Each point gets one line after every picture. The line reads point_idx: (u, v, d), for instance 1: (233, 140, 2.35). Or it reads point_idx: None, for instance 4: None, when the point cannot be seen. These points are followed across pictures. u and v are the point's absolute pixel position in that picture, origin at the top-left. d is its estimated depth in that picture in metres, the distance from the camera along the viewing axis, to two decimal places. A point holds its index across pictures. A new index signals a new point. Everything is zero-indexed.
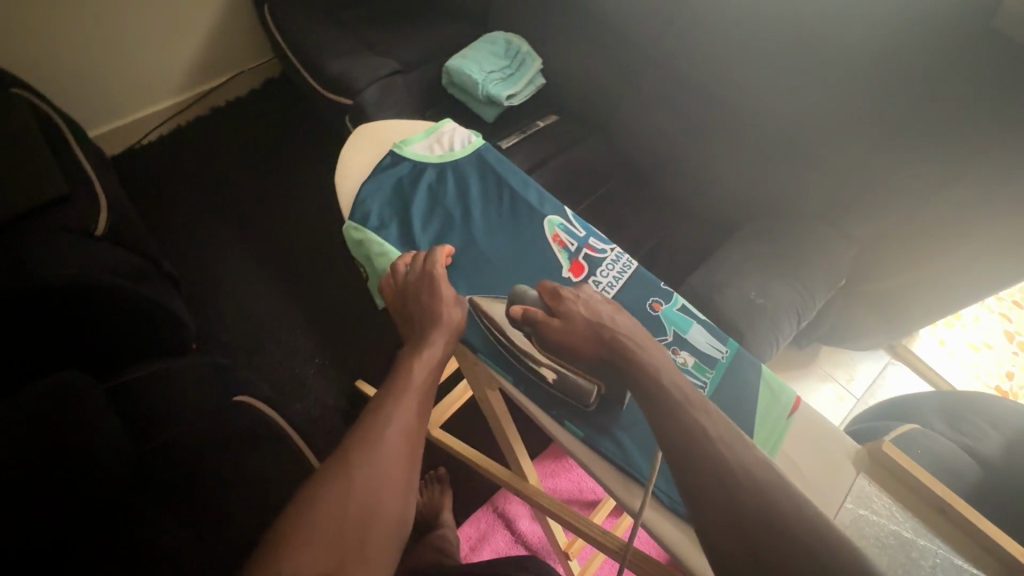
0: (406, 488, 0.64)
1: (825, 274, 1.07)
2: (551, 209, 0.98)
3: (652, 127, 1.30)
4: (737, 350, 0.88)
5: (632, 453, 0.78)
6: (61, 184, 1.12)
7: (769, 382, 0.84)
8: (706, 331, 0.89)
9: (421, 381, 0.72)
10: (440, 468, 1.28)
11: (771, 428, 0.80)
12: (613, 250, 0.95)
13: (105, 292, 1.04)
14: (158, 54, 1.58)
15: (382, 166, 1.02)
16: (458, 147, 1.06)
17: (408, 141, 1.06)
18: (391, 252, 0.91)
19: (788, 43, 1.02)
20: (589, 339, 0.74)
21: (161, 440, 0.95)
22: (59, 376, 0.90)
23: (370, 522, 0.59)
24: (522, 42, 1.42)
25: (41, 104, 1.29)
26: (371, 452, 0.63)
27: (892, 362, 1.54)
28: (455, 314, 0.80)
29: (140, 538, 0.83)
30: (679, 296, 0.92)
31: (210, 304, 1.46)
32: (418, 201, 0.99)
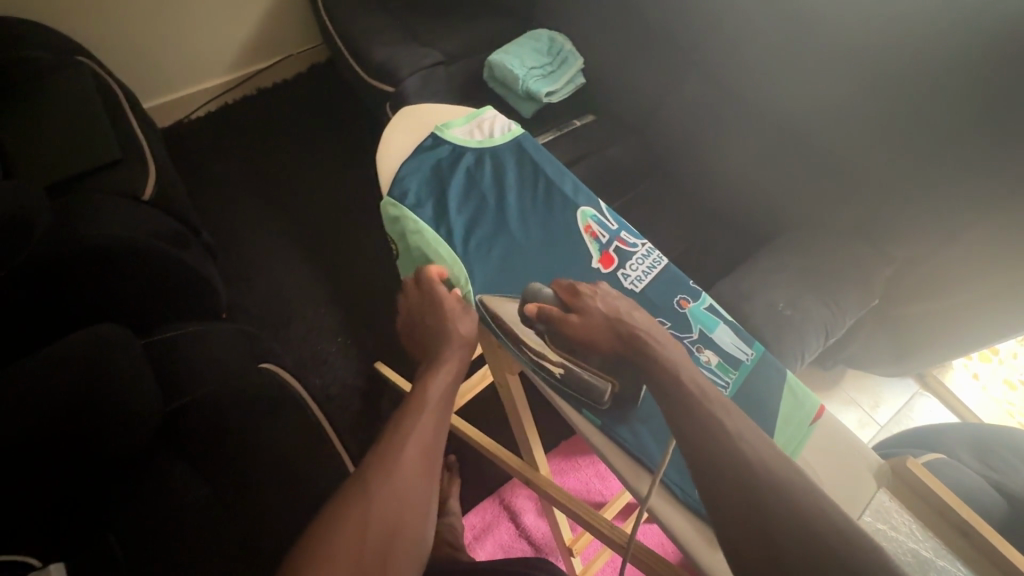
0: (426, 504, 0.66)
1: (857, 294, 1.04)
2: (585, 201, 0.99)
3: (690, 133, 1.29)
4: (762, 354, 0.87)
5: (645, 441, 0.78)
6: (115, 149, 1.19)
7: (793, 391, 0.83)
8: (732, 333, 0.88)
9: (438, 397, 0.74)
10: (450, 454, 1.29)
11: (791, 435, 0.80)
12: (645, 245, 0.95)
13: (147, 253, 1.08)
14: (213, 32, 1.64)
15: (422, 148, 1.04)
16: (497, 134, 1.07)
17: (449, 125, 1.08)
18: (425, 231, 0.93)
19: (837, 54, 1.01)
20: (605, 334, 0.77)
21: (183, 402, 0.97)
22: (94, 334, 0.93)
23: (391, 539, 0.61)
24: (565, 41, 1.43)
25: (102, 72, 1.35)
26: (391, 472, 0.65)
27: (921, 393, 1.50)
28: (467, 326, 0.81)
29: (166, 503, 0.90)
30: (707, 296, 0.91)
31: (242, 276, 1.51)
32: (455, 183, 1.00)
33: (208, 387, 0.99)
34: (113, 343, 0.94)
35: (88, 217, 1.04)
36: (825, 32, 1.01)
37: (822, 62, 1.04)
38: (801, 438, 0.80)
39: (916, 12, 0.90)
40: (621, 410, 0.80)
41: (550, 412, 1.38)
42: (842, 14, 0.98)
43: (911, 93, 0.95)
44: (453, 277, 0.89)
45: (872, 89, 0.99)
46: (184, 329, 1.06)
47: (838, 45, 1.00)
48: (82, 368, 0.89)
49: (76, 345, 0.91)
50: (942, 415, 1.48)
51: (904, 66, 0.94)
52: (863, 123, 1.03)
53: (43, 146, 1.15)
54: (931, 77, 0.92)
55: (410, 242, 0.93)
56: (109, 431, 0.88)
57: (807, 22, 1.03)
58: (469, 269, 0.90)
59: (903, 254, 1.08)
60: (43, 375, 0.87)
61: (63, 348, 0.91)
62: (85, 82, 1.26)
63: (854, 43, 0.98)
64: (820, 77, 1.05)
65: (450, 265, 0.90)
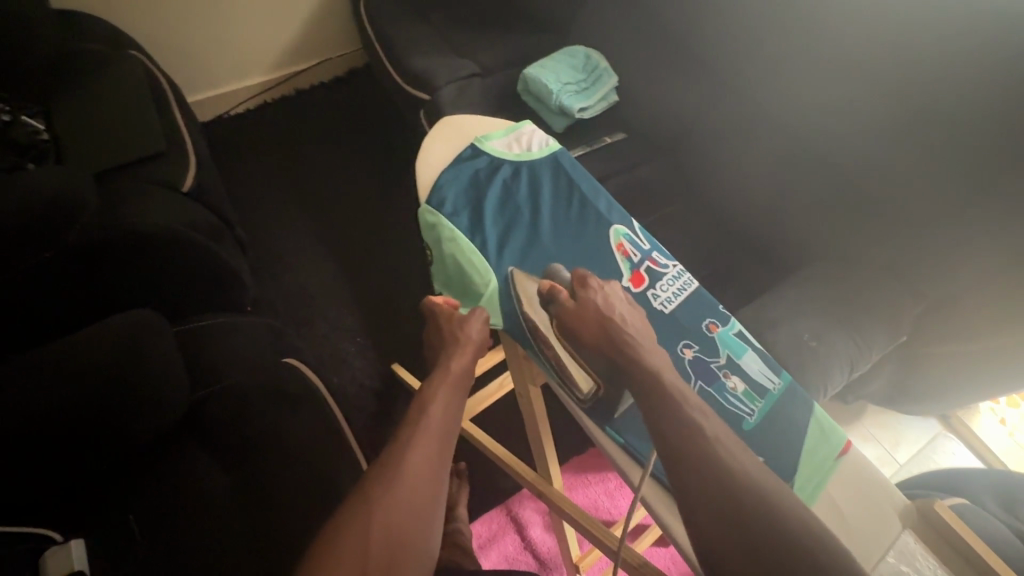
0: (433, 515, 0.67)
1: (885, 328, 1.03)
2: (618, 219, 0.99)
3: (718, 158, 1.29)
4: (790, 385, 0.85)
5: (637, 435, 0.80)
6: (159, 141, 1.23)
7: (820, 424, 0.82)
8: (760, 361, 0.87)
9: (443, 408, 0.76)
10: (461, 462, 1.30)
11: (815, 466, 0.79)
12: (676, 266, 0.94)
13: (186, 242, 1.11)
14: (258, 33, 1.70)
15: (462, 158, 1.06)
16: (535, 149, 1.08)
17: (488, 136, 1.09)
18: (460, 239, 0.96)
19: (875, 85, 1.01)
20: (596, 327, 0.78)
21: (211, 389, 0.99)
22: (129, 317, 0.96)
23: (398, 550, 0.63)
24: (602, 59, 1.44)
25: (150, 65, 1.40)
26: (393, 484, 0.67)
27: (944, 434, 1.46)
28: (473, 330, 0.84)
29: (187, 484, 0.93)
30: (736, 322, 0.91)
31: (268, 270, 1.54)
32: (492, 195, 1.02)
33: (236, 375, 1.01)
34: (132, 331, 0.94)
35: (134, 207, 1.09)
36: (863, 63, 1.01)
37: (859, 94, 1.04)
38: (825, 470, 0.80)
39: (960, 49, 0.90)
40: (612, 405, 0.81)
41: (563, 427, 1.37)
42: (883, 45, 0.98)
43: (951, 128, 0.95)
44: (484, 283, 0.91)
45: (911, 121, 0.99)
46: (214, 319, 1.08)
47: (877, 76, 1.00)
48: (115, 352, 0.92)
49: (114, 329, 0.94)
50: (966, 458, 1.44)
51: (944, 99, 0.94)
52: (898, 155, 1.02)
53: (93, 136, 1.20)
54: (972, 114, 0.92)
55: (444, 247, 0.96)
56: (124, 421, 0.90)
57: (846, 51, 1.03)
58: (498, 278, 0.92)
59: (934, 290, 1.07)
60: (81, 354, 0.90)
61: (81, 340, 0.92)
62: (138, 74, 1.31)
63: (893, 76, 0.98)
64: (856, 107, 1.05)
65: (482, 271, 0.92)
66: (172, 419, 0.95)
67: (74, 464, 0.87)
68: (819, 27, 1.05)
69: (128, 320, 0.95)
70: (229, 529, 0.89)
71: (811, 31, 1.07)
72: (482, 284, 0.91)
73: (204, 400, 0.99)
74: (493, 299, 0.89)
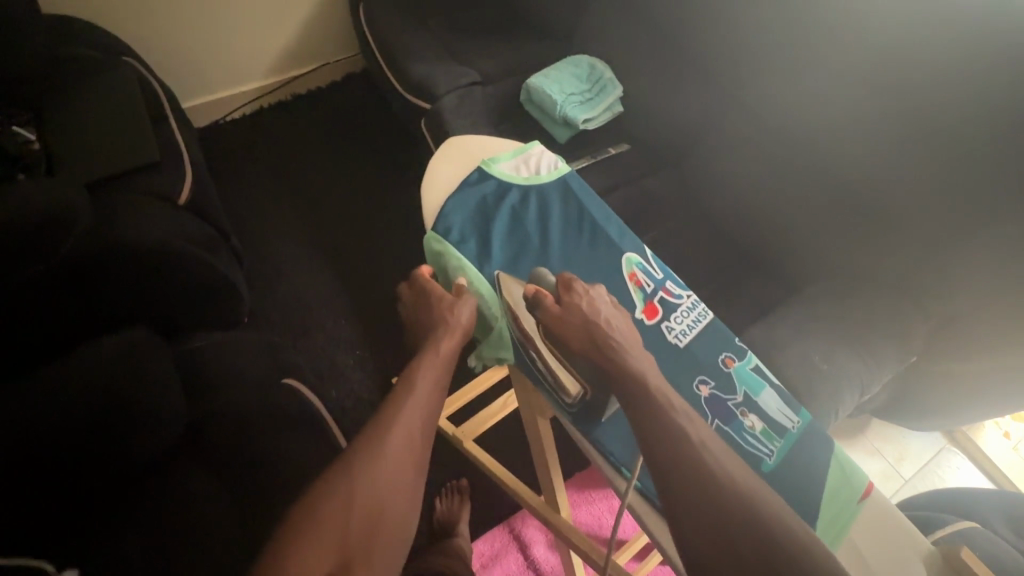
0: (411, 489, 0.72)
1: (895, 348, 1.02)
2: (630, 247, 0.97)
3: (724, 171, 1.27)
4: (809, 423, 0.84)
5: (622, 446, 0.81)
6: (153, 151, 1.19)
7: (841, 464, 0.81)
8: (778, 399, 0.85)
9: (426, 390, 0.79)
10: (462, 479, 1.28)
11: (839, 510, 0.77)
12: (690, 297, 0.92)
13: (181, 256, 1.09)
14: (255, 37, 1.67)
15: (469, 182, 1.04)
16: (544, 172, 1.06)
17: (496, 159, 1.07)
18: (468, 267, 0.93)
19: (886, 100, 0.99)
20: (579, 332, 0.79)
21: (210, 408, 0.98)
22: (124, 340, 0.94)
23: (377, 521, 0.68)
24: (606, 69, 1.41)
25: (143, 71, 1.36)
26: (374, 461, 0.71)
27: (948, 448, 1.45)
28: (463, 314, 0.86)
29: (186, 503, 0.90)
30: (753, 356, 0.89)
31: (264, 281, 1.51)
32: (500, 221, 1.00)
33: (238, 396, 0.99)
34: (122, 356, 0.92)
35: (127, 220, 1.06)
36: (874, 79, 1.00)
37: (870, 109, 1.02)
38: (848, 514, 0.77)
39: (976, 65, 0.88)
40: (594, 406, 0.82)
41: (565, 442, 1.35)
42: (895, 60, 0.96)
43: (965, 145, 0.93)
44: (492, 322, 0.89)
45: (922, 138, 0.97)
46: (211, 339, 1.06)
47: (889, 91, 0.99)
48: (112, 373, 0.90)
49: (111, 349, 0.92)
50: (970, 473, 1.43)
51: (958, 116, 0.92)
52: (910, 172, 1.00)
53: (85, 146, 1.17)
54: (988, 132, 0.90)
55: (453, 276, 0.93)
56: (119, 435, 0.88)
57: (857, 66, 1.01)
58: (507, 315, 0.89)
59: (945, 308, 1.05)
60: (76, 377, 0.88)
61: (71, 366, 0.89)
62: (131, 80, 1.28)
63: (905, 91, 0.97)
64: (867, 122, 1.03)
65: (490, 306, 0.90)
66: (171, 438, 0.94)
67: (64, 482, 0.84)
68: (829, 40, 1.03)
69: (113, 346, 0.93)
70: (227, 545, 0.87)
71: (820, 45, 1.05)
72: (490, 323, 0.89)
73: (203, 421, 0.97)
74: (501, 339, 0.87)
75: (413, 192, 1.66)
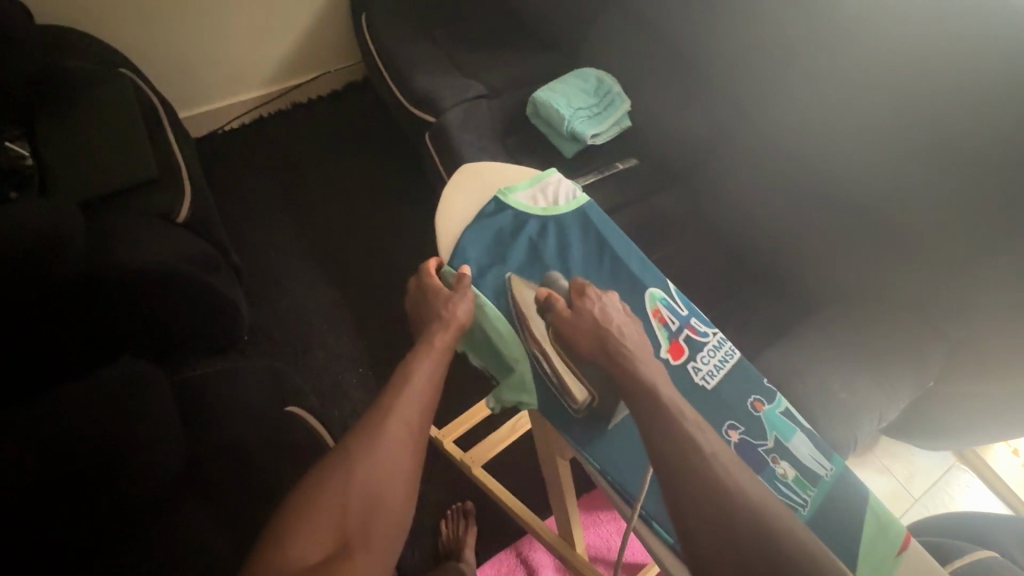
0: (410, 476, 0.73)
1: (909, 373, 1.00)
2: (653, 280, 0.92)
3: (735, 189, 1.24)
4: (842, 470, 0.81)
5: (630, 467, 0.78)
6: (152, 167, 1.16)
7: (876, 516, 0.77)
8: (811, 444, 0.82)
9: (425, 380, 0.79)
10: (467, 501, 1.25)
11: (874, 562, 0.74)
12: (716, 334, 0.88)
13: (182, 280, 1.05)
14: (254, 46, 1.64)
15: (484, 214, 0.99)
16: (562, 202, 1.00)
17: (512, 188, 1.01)
18: (487, 305, 0.88)
19: (902, 121, 0.97)
20: (590, 337, 0.78)
21: (212, 437, 0.96)
22: (126, 369, 0.92)
23: (374, 507, 0.70)
24: (615, 83, 1.39)
25: (141, 83, 1.33)
26: (372, 449, 0.72)
27: (958, 465, 1.44)
28: (461, 309, 0.85)
29: (183, 539, 0.87)
30: (783, 399, 0.85)
31: (264, 297, 1.47)
32: (517, 255, 0.94)
33: (244, 428, 0.97)
34: (122, 387, 0.90)
35: (127, 243, 1.03)
36: (890, 98, 0.98)
37: (885, 129, 1.00)
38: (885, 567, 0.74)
39: (995, 88, 0.86)
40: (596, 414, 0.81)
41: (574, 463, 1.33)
42: (912, 81, 0.94)
43: (983, 169, 0.91)
44: (513, 364, 0.84)
45: (939, 159, 0.95)
46: (214, 369, 1.04)
47: (904, 113, 0.97)
48: (113, 404, 0.88)
49: (113, 379, 0.90)
50: (980, 492, 1.42)
51: (977, 139, 0.90)
52: (926, 194, 0.98)
53: (81, 162, 1.13)
54: (1007, 155, 0.88)
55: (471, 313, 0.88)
56: (126, 450, 0.85)
57: (872, 86, 0.99)
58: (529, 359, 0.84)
59: (961, 331, 1.03)
60: (77, 408, 0.86)
61: (70, 392, 0.87)
62: (127, 92, 1.24)
63: (920, 112, 0.95)
64: (882, 142, 1.01)
65: (510, 346, 0.85)
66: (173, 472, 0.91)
67: (52, 524, 0.78)
68: (844, 59, 1.02)
69: (116, 371, 0.91)
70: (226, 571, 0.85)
71: (833, 63, 1.03)
72: (511, 365, 0.84)
73: (206, 451, 0.95)
74: (522, 382, 0.82)
75: (416, 204, 1.63)
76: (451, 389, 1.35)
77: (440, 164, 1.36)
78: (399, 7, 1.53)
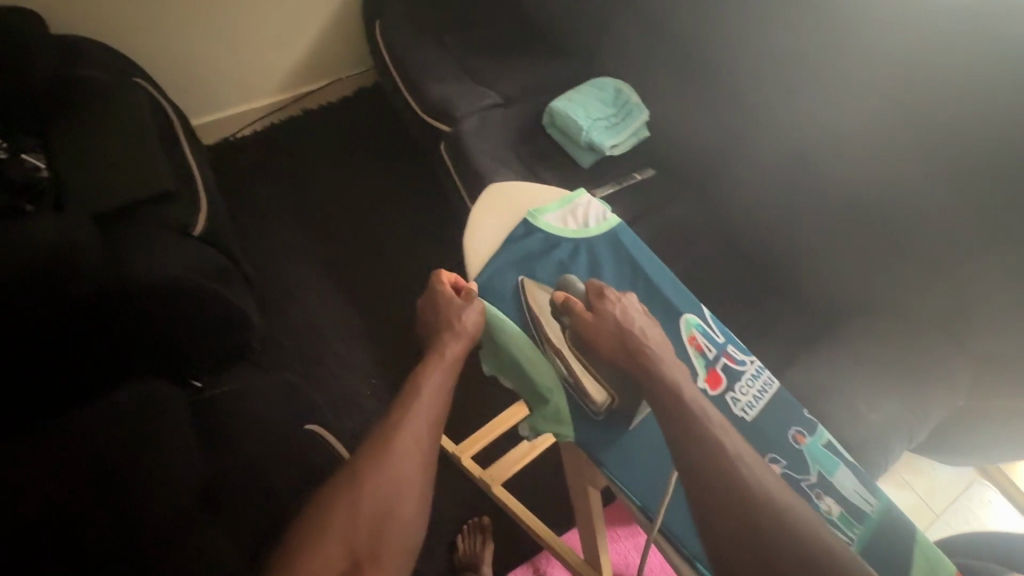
0: (420, 488, 0.75)
1: (938, 393, 0.98)
2: (687, 305, 0.88)
3: (756, 201, 1.22)
4: (888, 506, 0.77)
5: (650, 474, 0.75)
6: (166, 180, 1.14)
7: (925, 557, 0.72)
8: (855, 478, 0.78)
9: (432, 392, 0.81)
10: (485, 515, 1.24)
11: None
12: (754, 363, 0.84)
13: (197, 295, 1.05)
14: (266, 54, 1.63)
15: (514, 237, 0.96)
16: (592, 224, 0.98)
17: (542, 209, 0.98)
18: (516, 332, 0.84)
19: (932, 135, 0.95)
20: (613, 340, 0.77)
21: (230, 454, 0.97)
22: (152, 385, 0.96)
23: (385, 519, 0.71)
24: (632, 92, 1.37)
25: (155, 93, 1.32)
26: (381, 464, 0.74)
27: (980, 481, 1.41)
28: (469, 320, 0.84)
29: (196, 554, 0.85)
30: (824, 431, 0.81)
31: (277, 307, 1.46)
32: (547, 278, 0.92)
33: (255, 446, 0.97)
34: (144, 408, 0.92)
35: (142, 255, 1.02)
36: (918, 111, 0.95)
37: (914, 143, 0.97)
38: None
39: None
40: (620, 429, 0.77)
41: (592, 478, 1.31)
42: (941, 94, 0.92)
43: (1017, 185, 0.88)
44: (546, 395, 0.79)
45: (969, 174, 0.93)
46: (233, 387, 1.07)
47: (934, 126, 0.94)
48: (136, 419, 0.91)
49: (137, 394, 0.94)
50: (1002, 507, 1.39)
51: (1011, 155, 0.87)
52: (956, 210, 0.96)
53: (97, 175, 1.12)
54: None
55: (501, 340, 0.84)
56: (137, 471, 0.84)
57: (899, 99, 0.97)
58: (564, 391, 0.79)
59: (991, 351, 1.00)
60: (102, 424, 0.88)
61: (98, 412, 0.90)
62: (142, 104, 1.23)
63: (951, 126, 0.92)
64: (910, 155, 0.99)
65: (543, 375, 0.80)
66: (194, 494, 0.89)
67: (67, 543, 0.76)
68: (870, 71, 1.00)
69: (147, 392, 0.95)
70: None
71: (860, 75, 1.01)
72: (544, 396, 0.79)
73: (224, 469, 0.95)
74: (557, 414, 0.78)
75: (428, 213, 1.62)
76: (466, 402, 1.33)
77: (454, 174, 1.34)
78: (412, 15, 1.52)
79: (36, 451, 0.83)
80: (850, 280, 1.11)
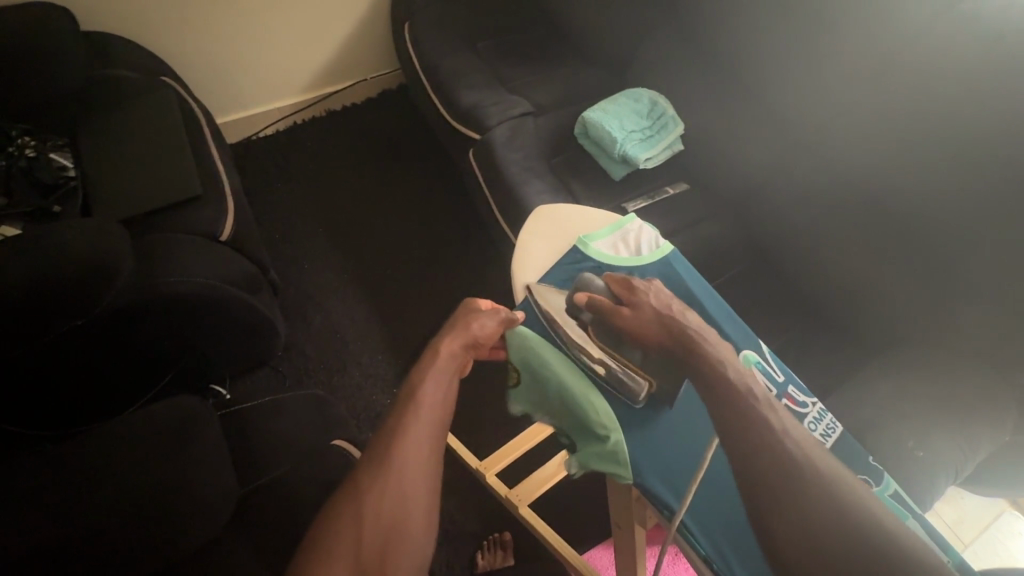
0: (427, 501, 0.66)
1: (984, 430, 0.94)
2: (746, 342, 0.85)
3: (792, 221, 1.19)
4: (960, 564, 0.72)
5: (678, 477, 0.70)
6: (195, 183, 1.13)
7: None
8: (925, 533, 0.73)
9: (435, 390, 0.73)
10: (506, 532, 1.21)
11: None
12: (816, 405, 0.82)
13: (225, 303, 1.03)
14: (293, 53, 1.61)
15: (563, 263, 0.92)
16: (646, 252, 0.93)
17: (591, 236, 0.95)
18: (558, 365, 0.79)
19: (981, 164, 0.91)
20: (655, 328, 0.73)
21: (264, 480, 0.94)
22: (180, 400, 0.93)
23: (392, 539, 0.63)
24: (668, 104, 1.34)
25: (182, 91, 1.30)
26: (382, 479, 0.65)
27: (1009, 511, 1.38)
28: (477, 324, 0.80)
29: None
30: (891, 482, 0.77)
31: (299, 312, 1.45)
32: None
33: (283, 467, 0.96)
34: (179, 424, 0.90)
35: (168, 263, 0.98)
36: (972, 139, 0.91)
37: (961, 172, 0.93)
38: None
39: None
40: (663, 440, 0.73)
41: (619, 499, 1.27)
42: (996, 122, 0.88)
43: None
44: (605, 433, 0.73)
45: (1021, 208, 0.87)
46: (263, 401, 1.04)
47: (983, 156, 0.90)
48: (164, 435, 0.88)
49: (168, 411, 0.91)
50: None
51: None
52: (1004, 246, 0.91)
53: (125, 177, 1.11)
54: None
55: (549, 375, 0.79)
56: (156, 491, 0.82)
57: (951, 124, 0.93)
58: (626, 429, 0.73)
59: None
60: (130, 435, 0.87)
61: (113, 427, 0.88)
62: (170, 106, 1.21)
63: (1003, 158, 0.88)
64: (955, 184, 0.94)
65: (597, 413, 0.75)
66: (220, 521, 0.86)
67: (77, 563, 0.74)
68: (925, 94, 0.95)
69: (171, 409, 0.91)
70: None
71: (910, 98, 0.97)
72: (603, 434, 0.73)
73: (255, 493, 0.93)
74: (617, 454, 0.71)
75: (453, 220, 1.60)
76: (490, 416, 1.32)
77: (483, 182, 1.32)
78: (444, 20, 1.49)
79: (63, 463, 0.82)
80: (891, 308, 1.07)
